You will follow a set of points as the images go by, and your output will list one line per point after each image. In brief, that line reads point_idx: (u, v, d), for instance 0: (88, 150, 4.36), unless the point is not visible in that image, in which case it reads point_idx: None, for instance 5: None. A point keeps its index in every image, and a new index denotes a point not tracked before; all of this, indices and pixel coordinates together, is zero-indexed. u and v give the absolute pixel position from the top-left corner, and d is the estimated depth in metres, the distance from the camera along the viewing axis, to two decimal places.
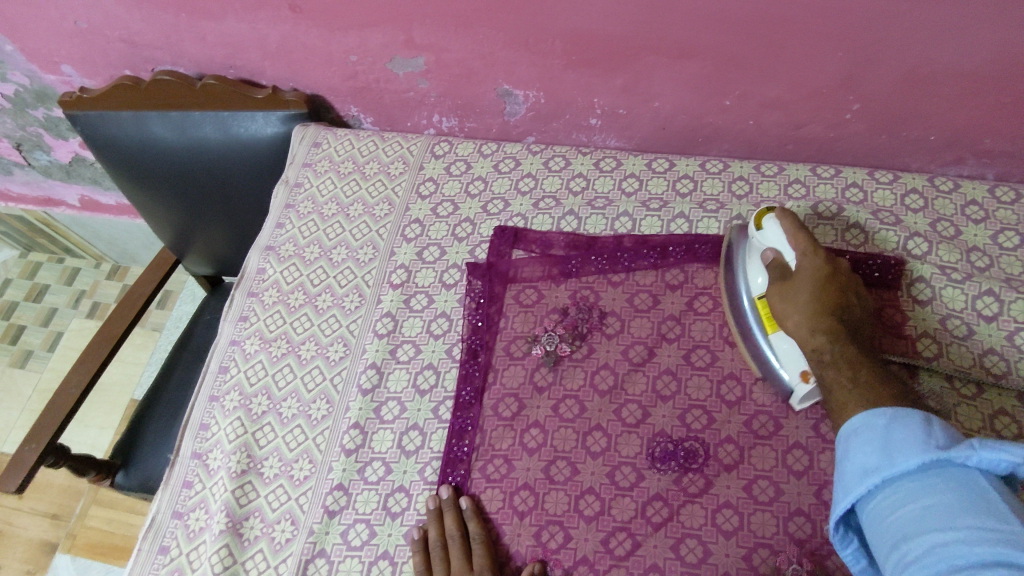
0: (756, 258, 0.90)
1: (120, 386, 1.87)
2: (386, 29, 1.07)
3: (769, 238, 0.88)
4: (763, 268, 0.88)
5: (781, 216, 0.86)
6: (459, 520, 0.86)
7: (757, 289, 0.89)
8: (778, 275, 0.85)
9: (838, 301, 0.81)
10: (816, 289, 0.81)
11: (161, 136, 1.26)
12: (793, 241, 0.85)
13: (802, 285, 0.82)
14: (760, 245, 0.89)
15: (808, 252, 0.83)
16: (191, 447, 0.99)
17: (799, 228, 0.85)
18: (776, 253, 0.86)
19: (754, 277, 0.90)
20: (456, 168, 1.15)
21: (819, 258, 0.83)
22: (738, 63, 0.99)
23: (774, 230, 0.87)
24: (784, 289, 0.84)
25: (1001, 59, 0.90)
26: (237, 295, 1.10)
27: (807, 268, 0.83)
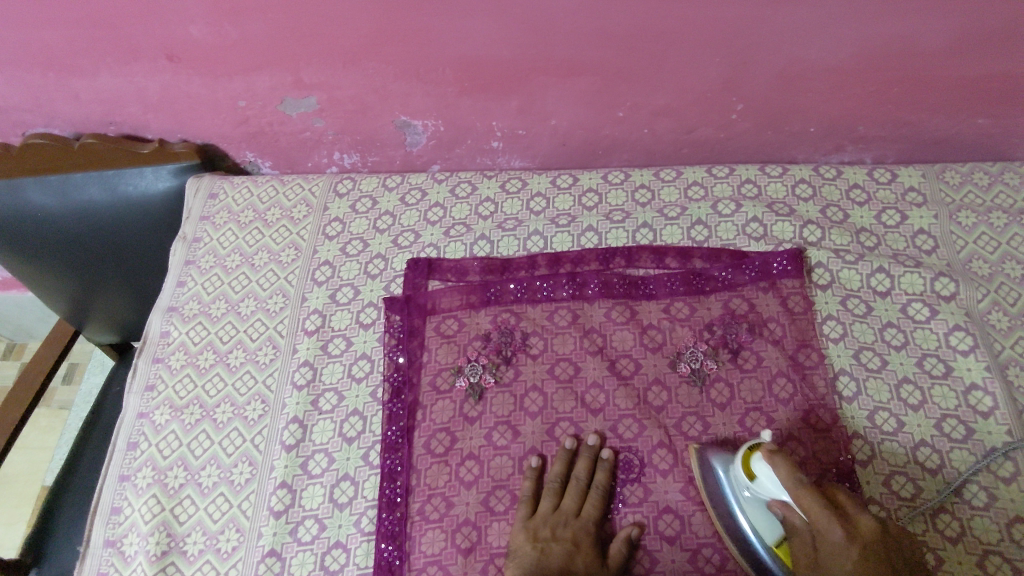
0: (750, 504, 0.78)
1: (27, 475, 1.72)
2: (272, 72, 1.04)
3: (767, 489, 0.76)
4: (774, 523, 0.77)
5: (774, 461, 0.74)
6: (591, 466, 0.88)
7: (766, 531, 0.78)
8: (797, 536, 0.74)
9: (877, 560, 0.68)
10: (858, 567, 0.68)
11: (40, 204, 1.17)
12: (800, 503, 0.72)
13: (831, 574, 0.70)
14: (758, 493, 0.78)
15: (843, 546, 0.69)
16: (103, 534, 0.91)
17: (800, 482, 0.73)
18: (783, 505, 0.75)
19: (762, 530, 0.78)
20: (362, 206, 1.12)
21: (841, 530, 0.70)
22: (627, 76, 1.02)
23: (769, 479, 0.75)
24: (814, 573, 0.71)
25: (864, 53, 0.97)
26: (141, 363, 1.03)
27: (840, 548, 0.69)
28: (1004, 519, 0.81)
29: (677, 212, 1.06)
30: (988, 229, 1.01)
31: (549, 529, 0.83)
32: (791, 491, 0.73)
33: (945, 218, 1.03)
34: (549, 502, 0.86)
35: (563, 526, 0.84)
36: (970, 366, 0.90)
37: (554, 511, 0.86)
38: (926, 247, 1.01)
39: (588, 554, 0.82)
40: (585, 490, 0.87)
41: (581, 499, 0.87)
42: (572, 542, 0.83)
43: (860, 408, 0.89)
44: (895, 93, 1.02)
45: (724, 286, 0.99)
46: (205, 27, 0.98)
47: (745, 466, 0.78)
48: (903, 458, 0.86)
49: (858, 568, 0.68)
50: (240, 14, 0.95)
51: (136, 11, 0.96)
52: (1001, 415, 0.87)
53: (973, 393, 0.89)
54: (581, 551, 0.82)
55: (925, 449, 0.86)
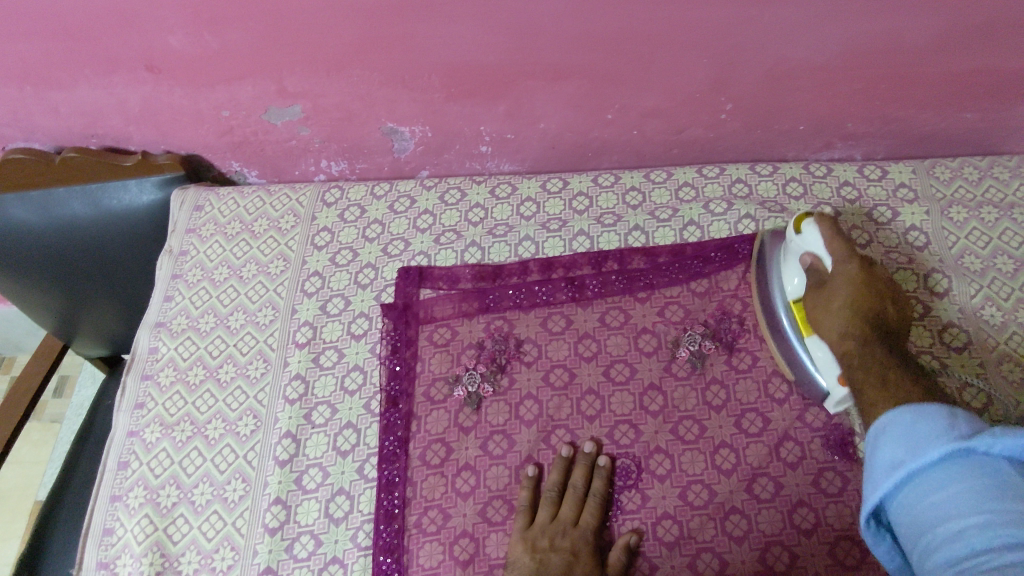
0: (789, 257, 0.91)
1: (21, 490, 1.70)
2: (255, 81, 1.03)
3: (807, 243, 0.88)
4: (799, 270, 0.90)
5: (819, 219, 0.88)
6: (588, 474, 0.87)
7: (789, 289, 0.91)
8: (815, 279, 0.87)
9: (870, 301, 0.82)
10: (852, 293, 0.83)
11: (21, 218, 1.15)
12: (832, 248, 0.86)
13: (835, 290, 0.84)
14: (796, 247, 0.90)
15: (849, 264, 0.84)
16: (96, 556, 0.90)
17: (840, 243, 0.86)
18: (815, 257, 0.88)
19: (790, 276, 0.91)
20: (350, 215, 1.11)
21: (858, 266, 0.84)
22: (614, 78, 1.01)
23: (814, 235, 0.88)
24: (819, 293, 0.86)
25: (851, 50, 0.96)
26: (129, 381, 1.01)
27: (841, 275, 0.84)
28: None
29: (668, 214, 1.06)
30: (980, 224, 1.01)
31: (547, 539, 0.83)
32: (829, 243, 0.86)
33: (936, 213, 1.03)
34: (546, 511, 0.86)
35: (562, 536, 0.84)
36: (960, 363, 0.92)
37: (553, 521, 0.85)
38: (918, 243, 1.01)
39: (587, 564, 0.82)
40: (583, 497, 0.87)
41: (580, 508, 0.86)
42: (571, 552, 0.83)
43: None
44: (883, 89, 1.02)
45: (720, 270, 1.00)
46: (185, 38, 0.96)
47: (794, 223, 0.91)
48: None
49: (850, 286, 0.83)
50: (220, 23, 0.94)
51: (114, 22, 0.94)
52: (995, 409, 0.88)
53: (967, 388, 0.90)
54: (580, 560, 0.82)
55: None
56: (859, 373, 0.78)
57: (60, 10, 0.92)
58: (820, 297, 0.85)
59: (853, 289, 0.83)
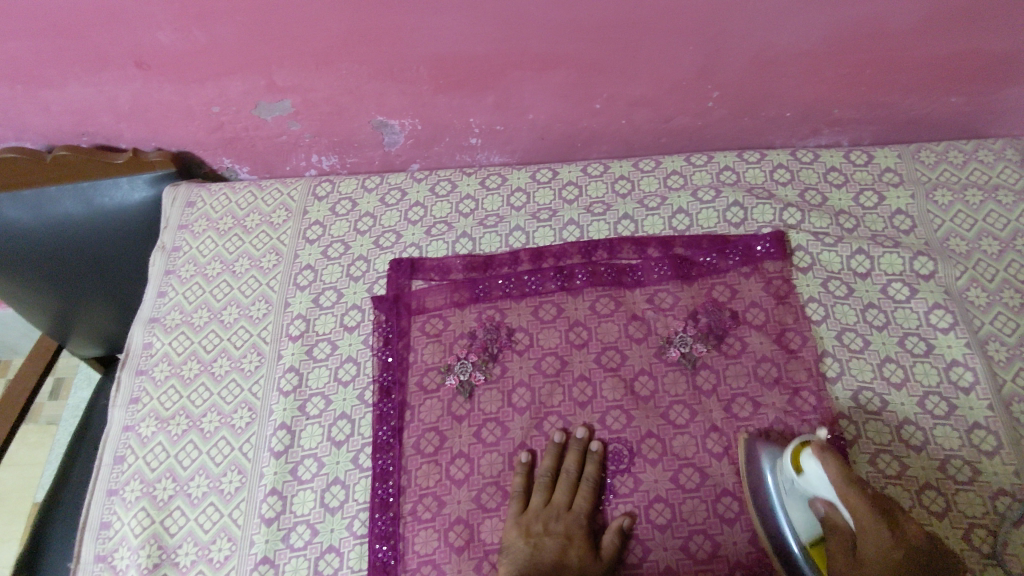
0: (795, 497, 0.79)
1: (18, 492, 1.70)
2: (244, 76, 1.03)
3: (814, 485, 0.77)
4: (813, 522, 0.79)
5: (824, 458, 0.74)
6: (581, 459, 0.88)
7: (801, 530, 0.78)
8: (837, 536, 0.76)
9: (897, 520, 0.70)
10: (887, 564, 0.69)
11: (14, 218, 1.14)
12: (848, 503, 0.72)
13: (871, 574, 0.70)
14: (804, 489, 0.79)
15: (875, 525, 0.70)
16: (93, 550, 0.90)
17: (848, 481, 0.72)
18: (828, 503, 0.77)
19: (798, 525, 0.78)
20: (342, 208, 1.12)
21: (886, 531, 0.70)
22: (601, 68, 1.02)
23: (816, 472, 0.76)
24: (847, 565, 0.73)
25: (835, 35, 0.97)
26: (124, 376, 1.02)
27: (874, 550, 0.70)
28: (988, 492, 0.82)
29: (657, 202, 1.07)
30: (964, 207, 1.02)
31: (541, 524, 0.84)
32: (840, 492, 0.72)
33: (922, 197, 1.04)
34: (540, 496, 0.87)
35: (555, 520, 0.85)
36: (950, 343, 0.92)
37: (546, 505, 0.86)
38: (905, 227, 1.02)
39: (581, 546, 0.83)
40: (576, 482, 0.88)
41: (573, 492, 0.87)
42: (565, 535, 0.84)
43: (844, 390, 0.90)
44: (867, 75, 1.03)
45: (711, 272, 0.99)
46: (173, 34, 0.96)
47: (794, 459, 0.79)
48: (889, 435, 0.87)
49: (889, 565, 0.69)
50: (208, 19, 0.94)
51: (103, 19, 0.94)
52: (981, 390, 0.88)
53: (954, 368, 0.90)
54: (574, 543, 0.83)
55: (909, 427, 0.87)
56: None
57: (48, 7, 0.92)
58: (850, 573, 0.72)
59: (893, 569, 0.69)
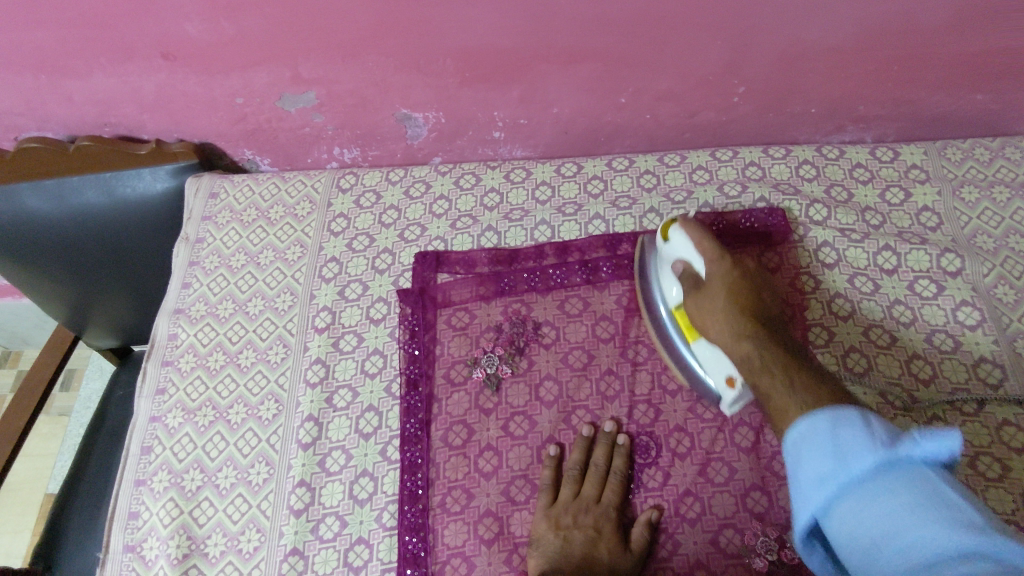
0: (665, 265, 0.92)
1: (30, 483, 1.70)
2: (270, 68, 1.03)
3: (677, 247, 0.90)
4: (676, 277, 0.90)
5: (685, 223, 0.90)
6: (609, 452, 0.89)
7: (672, 298, 0.91)
8: (687, 279, 0.88)
9: (746, 305, 0.84)
10: (727, 300, 0.84)
11: (38, 208, 1.15)
12: (702, 250, 0.88)
13: (715, 291, 0.85)
14: (669, 255, 0.92)
15: (718, 257, 0.87)
16: (122, 540, 0.91)
17: (703, 234, 0.89)
18: (686, 262, 0.89)
19: (668, 287, 0.91)
20: (366, 201, 1.12)
21: (727, 262, 0.87)
22: (628, 62, 1.02)
23: (682, 239, 0.90)
24: (696, 298, 0.86)
25: (865, 31, 0.97)
26: (150, 367, 1.02)
27: (716, 276, 0.86)
28: (1018, 490, 0.82)
29: (683, 197, 1.06)
30: (991, 204, 1.02)
31: (571, 517, 0.84)
32: (697, 243, 0.88)
33: (948, 194, 1.04)
34: (570, 489, 0.87)
35: (585, 513, 0.85)
36: (977, 340, 0.92)
37: (576, 498, 0.86)
38: (931, 224, 1.02)
39: (611, 539, 0.83)
40: (603, 475, 0.88)
41: (602, 486, 0.88)
42: (594, 528, 0.84)
43: (871, 383, 0.91)
44: (894, 71, 1.03)
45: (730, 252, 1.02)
46: (201, 24, 0.96)
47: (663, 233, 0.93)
48: None
49: (726, 286, 0.85)
50: (236, 10, 0.94)
51: (130, 9, 0.93)
52: (1010, 387, 0.88)
53: (981, 366, 0.91)
54: (603, 536, 0.84)
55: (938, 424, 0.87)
56: (765, 386, 0.72)
57: None
58: (700, 299, 0.85)
59: (728, 288, 0.85)
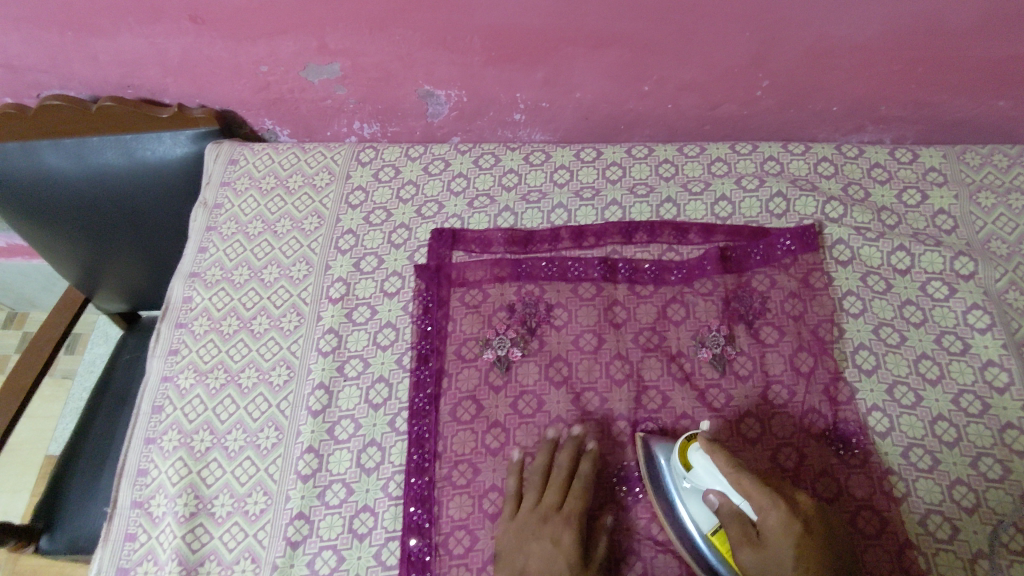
0: (695, 498, 0.79)
1: (31, 444, 1.71)
2: (297, 37, 1.03)
3: (704, 480, 0.78)
4: (710, 512, 0.78)
5: (711, 450, 0.77)
6: (575, 457, 0.87)
7: (706, 526, 0.78)
8: (739, 528, 0.74)
9: (814, 557, 0.70)
10: (796, 559, 0.69)
11: (57, 166, 1.16)
12: (739, 484, 0.74)
13: (773, 549, 0.71)
14: (697, 487, 0.79)
15: (772, 500, 0.72)
16: (130, 495, 0.92)
17: (738, 469, 0.75)
18: (722, 496, 0.77)
19: (700, 519, 0.79)
20: (385, 175, 1.12)
21: (779, 502, 0.72)
22: (654, 49, 1.02)
23: (708, 469, 0.78)
24: (758, 554, 0.71)
25: (894, 30, 0.97)
26: (163, 328, 1.03)
27: (774, 526, 0.71)
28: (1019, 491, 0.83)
29: (701, 187, 1.07)
30: (1006, 210, 1.02)
31: (534, 522, 0.82)
32: (733, 479, 0.74)
33: (965, 198, 1.04)
34: (534, 494, 0.85)
35: (551, 519, 0.83)
36: (987, 344, 0.92)
37: (541, 505, 0.84)
38: (946, 227, 1.02)
39: (574, 545, 0.80)
40: (567, 480, 0.86)
41: (568, 491, 0.85)
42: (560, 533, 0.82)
43: (879, 380, 0.91)
44: (919, 72, 1.03)
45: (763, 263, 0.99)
46: None
47: (684, 457, 0.81)
48: (922, 429, 0.88)
49: (789, 544, 0.70)
50: None
51: None
52: (1016, 390, 0.89)
53: (990, 368, 0.91)
54: (566, 542, 0.80)
55: (942, 422, 0.88)
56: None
57: None
58: (758, 560, 0.71)
59: (793, 547, 0.70)
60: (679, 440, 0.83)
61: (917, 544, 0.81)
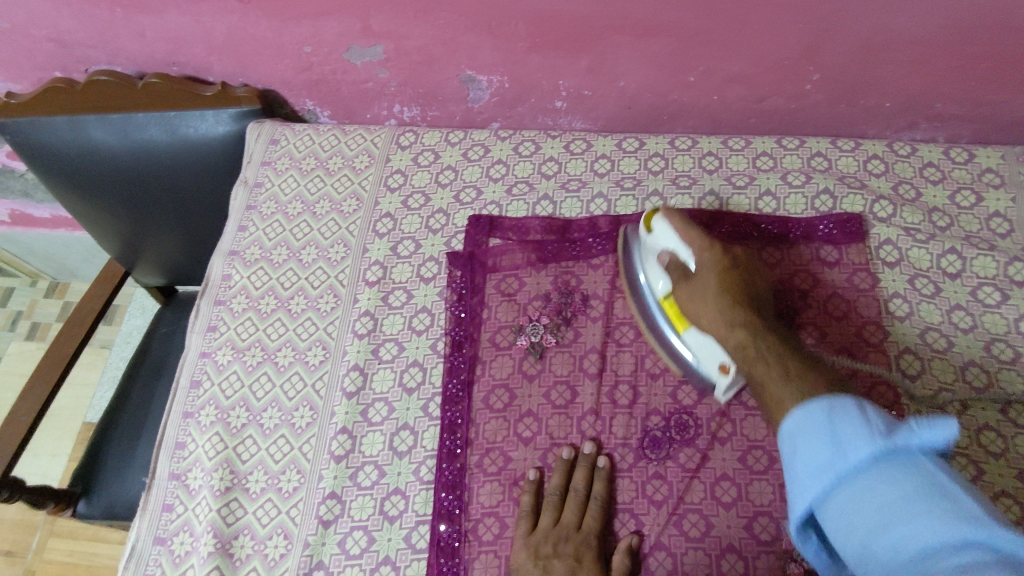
0: (651, 258, 0.90)
1: (70, 411, 1.76)
2: (341, 18, 1.03)
3: (660, 238, 0.89)
4: (663, 271, 0.89)
5: (668, 213, 0.88)
6: (589, 477, 0.86)
7: (659, 288, 0.89)
8: (679, 273, 0.86)
9: (738, 292, 0.81)
10: (717, 289, 0.81)
11: (103, 141, 1.18)
12: (688, 237, 0.86)
13: (704, 281, 0.83)
14: (653, 246, 0.90)
15: (705, 245, 0.84)
16: (168, 468, 0.94)
17: (688, 224, 0.87)
18: (672, 253, 0.87)
19: (654, 280, 0.90)
20: (424, 159, 1.12)
21: (717, 251, 0.84)
22: (703, 39, 0.99)
23: (664, 229, 0.88)
24: (689, 287, 0.84)
25: (955, 24, 0.93)
26: (203, 305, 1.04)
27: (708, 272, 0.83)
28: None
29: (745, 182, 1.04)
30: None
31: (551, 546, 0.81)
32: (681, 232, 0.86)
33: None
34: (549, 516, 0.84)
35: (566, 541, 0.82)
36: None
37: (556, 525, 0.84)
38: (1001, 231, 0.98)
39: (591, 568, 0.80)
40: (584, 501, 0.85)
41: (582, 512, 0.85)
42: (574, 557, 0.81)
43: (924, 386, 0.89)
44: (979, 69, 0.99)
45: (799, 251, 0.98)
46: None
47: (647, 222, 0.91)
48: (966, 439, 0.85)
49: (716, 277, 0.82)
50: None
51: None
52: None
53: None
54: (583, 565, 0.80)
55: (989, 432, 0.86)
56: (757, 368, 0.70)
57: None
58: (690, 288, 0.84)
59: (719, 279, 0.82)
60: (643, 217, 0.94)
61: None
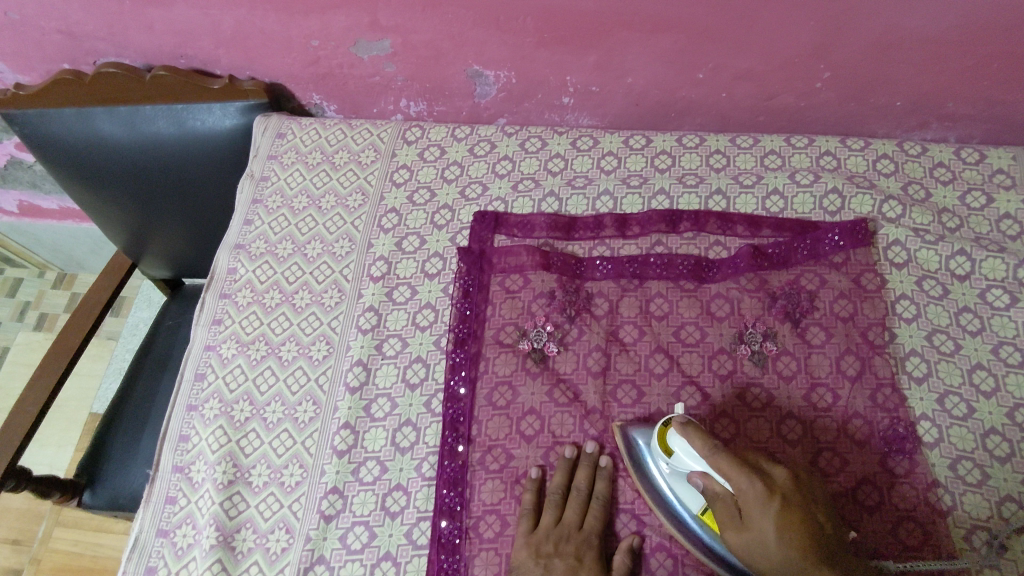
0: (677, 480, 0.80)
1: (76, 401, 1.77)
2: (349, 12, 1.02)
3: (684, 462, 0.77)
4: (694, 492, 0.78)
5: (686, 429, 0.76)
6: (591, 476, 0.86)
7: (693, 505, 0.78)
8: (720, 502, 0.74)
9: (798, 523, 0.69)
10: (777, 531, 0.69)
11: (110, 133, 1.18)
12: (721, 469, 0.73)
13: (757, 527, 0.70)
14: (678, 468, 0.79)
15: (749, 479, 0.71)
16: (171, 460, 0.94)
17: (716, 447, 0.74)
18: (703, 475, 0.76)
19: (685, 498, 0.79)
20: (430, 155, 1.11)
21: (760, 482, 0.71)
22: (712, 35, 0.98)
23: (685, 451, 0.77)
24: (742, 532, 0.72)
25: (970, 23, 0.92)
26: (208, 298, 1.04)
27: (755, 502, 0.71)
28: None
29: (752, 180, 1.03)
30: None
31: (552, 545, 0.81)
32: (712, 460, 0.74)
33: None
34: (551, 515, 0.84)
35: (567, 540, 0.82)
36: None
37: (557, 524, 0.83)
38: (1011, 233, 0.97)
39: (592, 569, 0.80)
40: (586, 501, 0.85)
41: (584, 511, 0.85)
42: (575, 556, 0.81)
43: (930, 389, 0.88)
44: (994, 69, 0.98)
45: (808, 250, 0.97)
46: None
47: (664, 443, 0.80)
48: (972, 443, 0.85)
49: (772, 523, 0.69)
50: None
51: None
52: None
53: None
54: (584, 565, 0.80)
55: (994, 437, 0.85)
56: None
57: None
58: (741, 538, 0.72)
59: (777, 525, 0.69)
60: (658, 424, 0.83)
61: (960, 559, 0.79)
